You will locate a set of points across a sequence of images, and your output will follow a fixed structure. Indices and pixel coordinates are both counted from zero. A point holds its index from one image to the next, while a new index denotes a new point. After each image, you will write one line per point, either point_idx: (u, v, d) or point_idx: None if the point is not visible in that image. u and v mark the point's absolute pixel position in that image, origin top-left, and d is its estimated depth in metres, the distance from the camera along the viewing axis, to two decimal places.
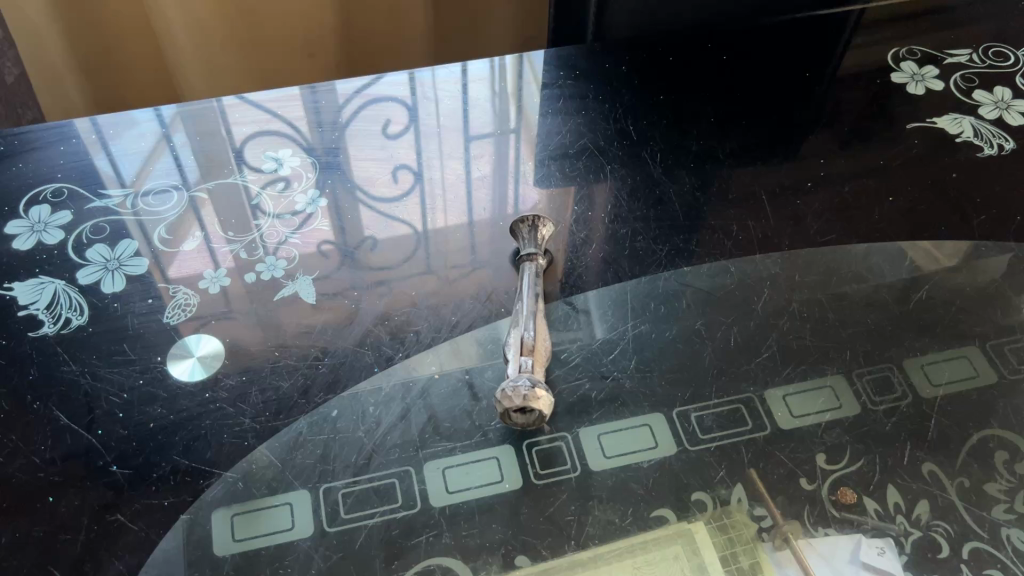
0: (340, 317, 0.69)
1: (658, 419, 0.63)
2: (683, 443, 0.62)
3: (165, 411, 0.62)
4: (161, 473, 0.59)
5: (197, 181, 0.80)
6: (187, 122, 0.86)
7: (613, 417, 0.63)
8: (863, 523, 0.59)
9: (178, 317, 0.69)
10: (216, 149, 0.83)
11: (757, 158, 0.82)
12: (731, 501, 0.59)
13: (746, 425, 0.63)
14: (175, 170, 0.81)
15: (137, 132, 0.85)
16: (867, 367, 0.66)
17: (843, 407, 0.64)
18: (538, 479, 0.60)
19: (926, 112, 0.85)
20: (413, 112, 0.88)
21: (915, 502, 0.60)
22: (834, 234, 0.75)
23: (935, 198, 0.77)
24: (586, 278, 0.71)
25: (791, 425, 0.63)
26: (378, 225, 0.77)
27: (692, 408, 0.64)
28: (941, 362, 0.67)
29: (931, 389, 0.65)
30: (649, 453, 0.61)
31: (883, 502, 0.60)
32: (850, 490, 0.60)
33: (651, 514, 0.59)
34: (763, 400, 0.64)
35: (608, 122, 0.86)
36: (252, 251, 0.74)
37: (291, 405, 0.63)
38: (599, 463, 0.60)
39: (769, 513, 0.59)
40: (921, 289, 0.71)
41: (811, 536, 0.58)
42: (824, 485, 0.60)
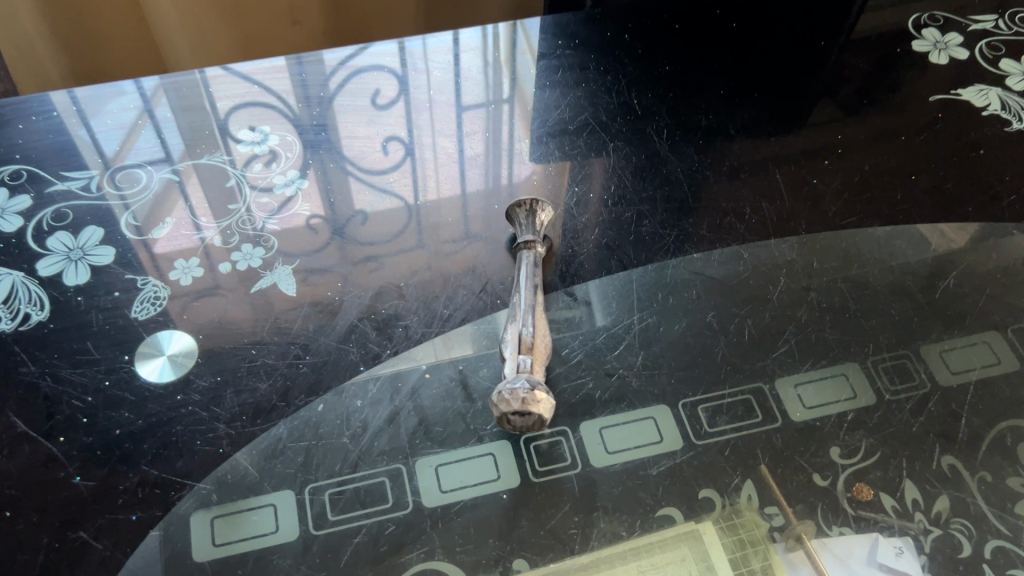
0: (322, 308, 0.64)
1: (663, 411, 0.59)
2: (689, 437, 0.58)
3: (132, 416, 0.57)
4: (128, 485, 0.54)
5: (168, 163, 0.74)
6: (170, 95, 0.80)
7: (615, 411, 0.58)
8: (882, 521, 0.55)
9: (146, 311, 0.63)
10: (188, 126, 0.77)
11: (771, 134, 0.77)
12: (740, 499, 0.55)
13: (757, 417, 0.59)
14: (146, 150, 0.75)
15: (108, 106, 0.78)
16: (886, 355, 0.62)
17: (862, 399, 0.60)
18: (537, 477, 0.56)
19: (951, 83, 0.80)
20: (403, 83, 0.82)
21: (934, 498, 0.56)
22: (855, 217, 0.70)
23: (963, 175, 0.72)
24: (588, 267, 0.66)
25: (804, 418, 0.59)
26: (364, 208, 0.72)
27: (699, 401, 0.59)
28: (963, 350, 0.62)
29: (949, 376, 0.61)
30: (654, 447, 0.57)
31: (902, 498, 0.56)
32: (867, 486, 0.56)
33: (657, 513, 0.54)
34: (776, 393, 0.60)
35: (611, 95, 0.80)
36: (227, 237, 0.69)
37: (270, 409, 0.58)
38: (600, 459, 0.56)
39: (781, 512, 0.55)
40: (948, 277, 0.66)
41: (826, 536, 0.54)
42: (838, 480, 0.56)
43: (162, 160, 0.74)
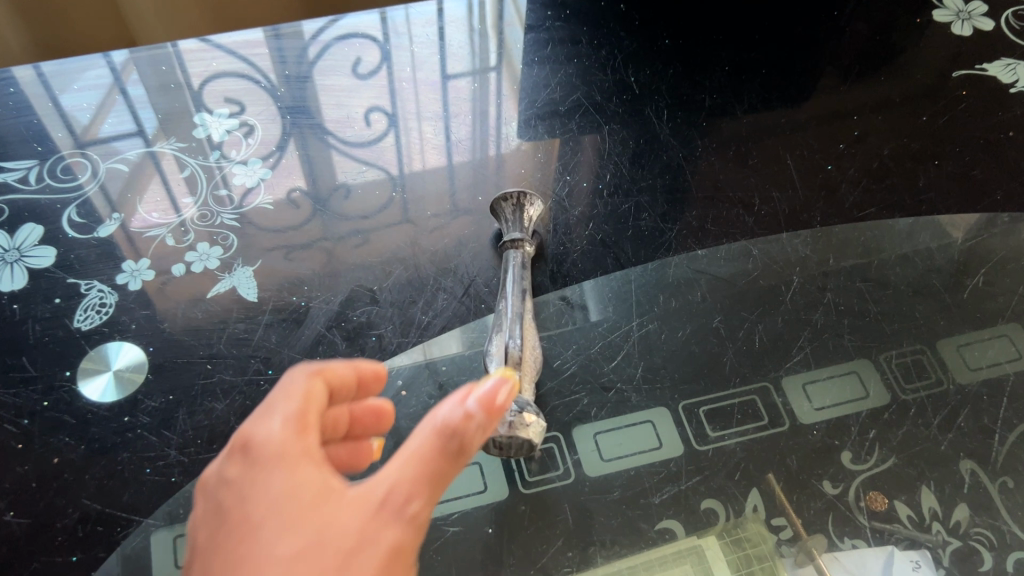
0: (287, 316, 0.58)
1: (661, 414, 0.54)
2: (690, 443, 0.53)
3: (73, 441, 0.51)
4: (67, 523, 0.48)
5: (131, 144, 0.68)
6: (142, 69, 0.72)
7: (610, 415, 0.54)
8: (897, 532, 0.50)
9: (90, 320, 0.57)
10: (153, 106, 0.70)
11: (782, 115, 0.70)
12: (745, 510, 0.50)
13: (762, 419, 0.54)
14: (106, 130, 0.68)
15: (62, 84, 0.71)
16: (897, 349, 0.57)
17: (877, 398, 0.55)
18: (526, 488, 0.51)
19: (975, 56, 0.72)
20: (379, 58, 0.75)
21: (952, 505, 0.51)
22: (873, 208, 0.63)
23: (992, 160, 0.65)
24: (581, 267, 0.60)
25: (812, 419, 0.54)
26: (335, 199, 0.65)
27: (701, 403, 0.54)
28: (981, 344, 0.57)
29: (967, 374, 0.56)
30: (652, 454, 0.52)
31: (918, 506, 0.51)
32: (880, 495, 0.51)
33: (656, 527, 0.49)
34: (782, 389, 0.55)
35: (606, 72, 0.74)
36: (180, 236, 0.62)
37: (226, 432, 0.52)
38: (595, 467, 0.52)
39: (790, 523, 0.50)
40: (978, 274, 0.60)
41: (836, 549, 0.49)
42: (850, 488, 0.51)
43: (109, 148, 0.67)
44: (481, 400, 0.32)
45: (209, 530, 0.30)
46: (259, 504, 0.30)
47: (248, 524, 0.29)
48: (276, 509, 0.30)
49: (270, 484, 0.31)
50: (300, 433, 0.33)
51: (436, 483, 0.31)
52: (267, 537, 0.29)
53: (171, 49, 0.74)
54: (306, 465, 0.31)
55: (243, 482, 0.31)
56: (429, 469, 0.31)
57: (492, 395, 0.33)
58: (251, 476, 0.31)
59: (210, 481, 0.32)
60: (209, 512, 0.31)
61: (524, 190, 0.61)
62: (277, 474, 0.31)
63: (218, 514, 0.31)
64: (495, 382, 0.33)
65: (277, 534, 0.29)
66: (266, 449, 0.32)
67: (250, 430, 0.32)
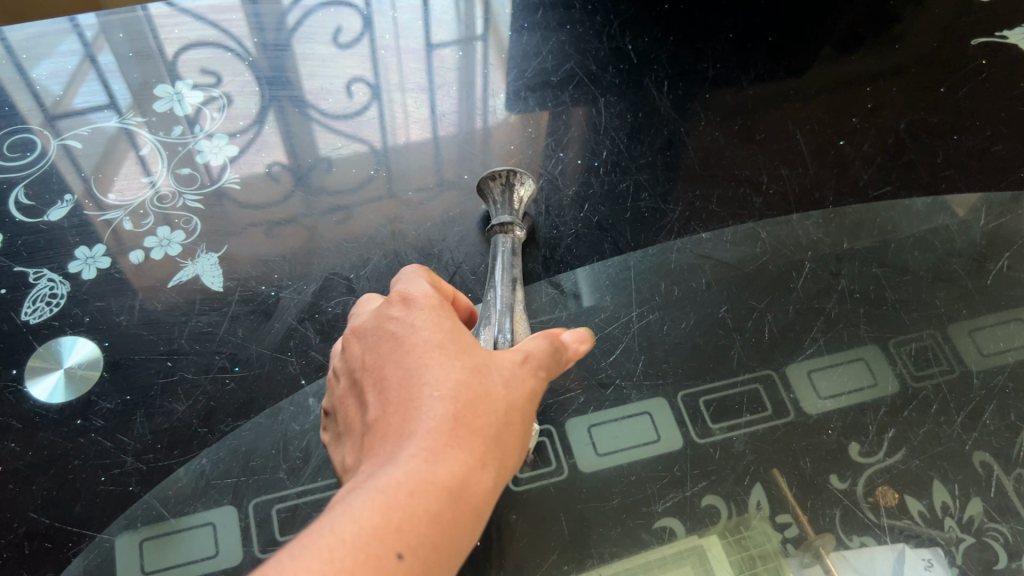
0: (255, 307, 0.53)
1: (660, 405, 0.50)
2: (689, 436, 0.49)
3: (19, 448, 0.47)
4: (12, 538, 0.44)
5: (100, 117, 0.62)
6: (114, 37, 0.66)
7: (604, 407, 0.50)
8: (910, 530, 0.46)
9: (39, 313, 0.52)
10: (127, 77, 0.64)
11: (791, 87, 0.65)
12: (748, 508, 0.46)
13: (766, 411, 0.50)
14: (72, 102, 0.63)
15: (25, 52, 0.65)
16: (910, 335, 0.53)
17: (885, 386, 0.51)
18: (517, 485, 0.47)
19: (995, 22, 0.68)
20: (361, 25, 0.69)
21: (967, 501, 0.47)
22: (889, 186, 0.59)
23: (1015, 135, 0.61)
24: (576, 252, 0.56)
25: (821, 411, 0.50)
26: (313, 172, 0.60)
27: (702, 394, 0.50)
28: (998, 329, 0.53)
29: (982, 360, 0.52)
30: (649, 448, 0.48)
31: (933, 503, 0.47)
32: (890, 490, 0.47)
33: (652, 527, 0.46)
34: (787, 379, 0.51)
35: (601, 40, 0.68)
36: (139, 219, 0.57)
37: (188, 437, 0.47)
38: (588, 462, 0.48)
39: (795, 522, 0.46)
40: (1001, 258, 0.56)
41: (845, 549, 0.45)
42: (860, 484, 0.47)
43: (62, 122, 0.62)
44: (573, 342, 0.42)
45: (378, 352, 0.37)
46: (427, 334, 0.36)
47: (421, 347, 0.36)
48: (445, 337, 0.36)
49: (433, 321, 0.37)
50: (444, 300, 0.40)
51: (555, 362, 0.40)
52: (442, 353, 0.35)
53: (142, 13, 0.68)
54: (455, 316, 0.38)
55: (406, 319, 0.38)
56: (553, 350, 0.39)
57: (578, 342, 0.42)
58: (412, 316, 0.38)
59: (366, 323, 0.39)
60: (371, 344, 0.38)
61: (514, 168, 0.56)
62: (437, 316, 0.38)
63: (384, 343, 0.37)
64: (578, 331, 0.42)
65: (448, 355, 0.35)
66: (422, 301, 0.38)
67: (405, 286, 0.40)
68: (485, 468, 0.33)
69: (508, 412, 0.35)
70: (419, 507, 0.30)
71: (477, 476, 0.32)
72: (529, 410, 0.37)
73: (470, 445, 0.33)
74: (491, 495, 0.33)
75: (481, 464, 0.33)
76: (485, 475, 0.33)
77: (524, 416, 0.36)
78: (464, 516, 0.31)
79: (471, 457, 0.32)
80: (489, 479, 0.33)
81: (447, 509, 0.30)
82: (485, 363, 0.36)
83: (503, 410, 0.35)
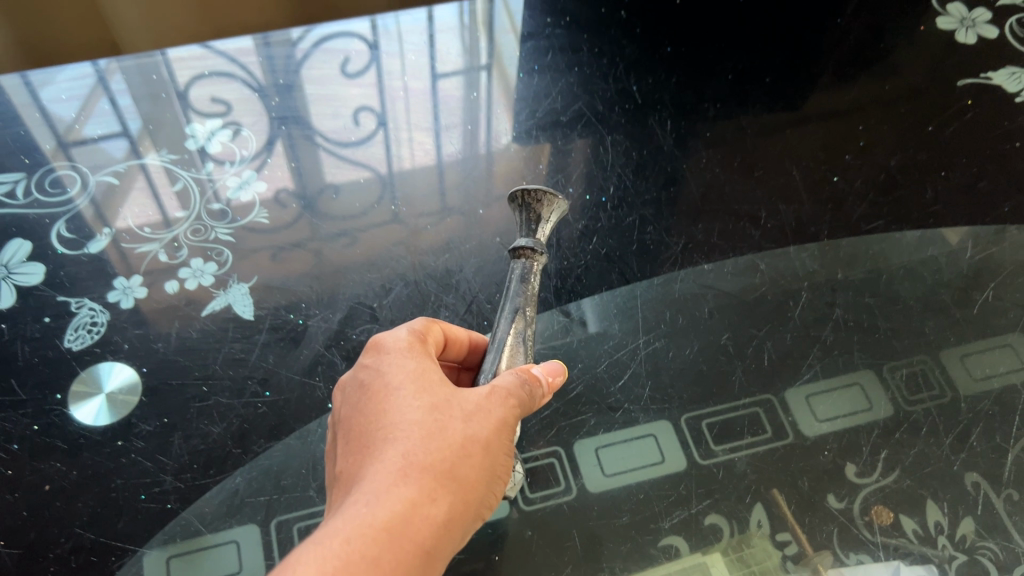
0: (284, 335, 0.56)
1: (665, 427, 0.53)
2: (693, 457, 0.52)
3: (65, 467, 0.50)
4: (59, 553, 0.47)
5: (117, 146, 0.66)
6: (129, 76, 0.70)
7: (613, 428, 0.53)
8: (904, 548, 0.49)
9: (81, 340, 0.55)
10: (141, 114, 0.68)
11: (787, 126, 0.69)
12: (750, 526, 0.49)
13: (767, 433, 0.53)
14: (94, 135, 0.67)
15: (49, 91, 0.69)
16: (904, 361, 0.56)
17: (879, 410, 0.54)
18: (528, 505, 0.50)
19: (980, 64, 0.71)
20: (373, 69, 0.73)
21: (959, 520, 0.50)
22: (882, 220, 0.63)
23: (999, 172, 0.64)
24: (585, 282, 0.59)
25: (817, 433, 0.53)
26: (329, 204, 0.64)
27: (706, 417, 0.54)
28: (987, 355, 0.56)
29: (972, 385, 0.55)
30: (654, 469, 0.51)
31: (926, 522, 0.50)
32: (886, 509, 0.50)
33: (659, 545, 0.48)
34: (786, 403, 0.54)
35: (608, 82, 0.72)
36: (174, 251, 0.60)
37: (223, 457, 0.50)
38: (597, 483, 0.51)
39: (795, 539, 0.49)
40: (986, 289, 0.59)
41: (842, 565, 0.48)
42: (856, 504, 0.50)
43: (82, 154, 0.65)
44: (549, 374, 0.45)
45: (354, 399, 0.42)
46: (391, 379, 0.41)
47: (387, 391, 0.41)
48: (407, 380, 0.41)
49: (399, 365, 0.42)
50: (421, 344, 0.44)
51: (529, 396, 0.42)
52: (403, 396, 0.40)
53: (160, 57, 0.72)
54: (424, 358, 0.43)
55: (376, 365, 0.43)
56: (524, 382, 0.42)
57: (552, 374, 0.45)
58: (382, 363, 0.43)
59: (346, 376, 0.44)
60: (349, 393, 0.43)
61: (543, 190, 0.53)
62: (404, 360, 0.42)
63: (360, 389, 0.42)
64: (552, 365, 0.46)
65: (410, 397, 0.40)
66: (392, 348, 0.43)
67: (382, 336, 0.45)
68: (436, 502, 0.36)
69: (465, 445, 0.38)
70: (357, 549, 0.33)
71: (424, 510, 0.35)
72: (496, 442, 0.39)
73: (416, 482, 0.36)
74: (443, 528, 0.36)
75: (430, 499, 0.36)
76: (435, 509, 0.36)
77: (488, 449, 0.39)
78: (408, 552, 0.34)
79: (417, 493, 0.36)
80: (439, 513, 0.36)
81: (388, 547, 0.33)
82: (444, 402, 0.39)
83: (458, 445, 0.38)
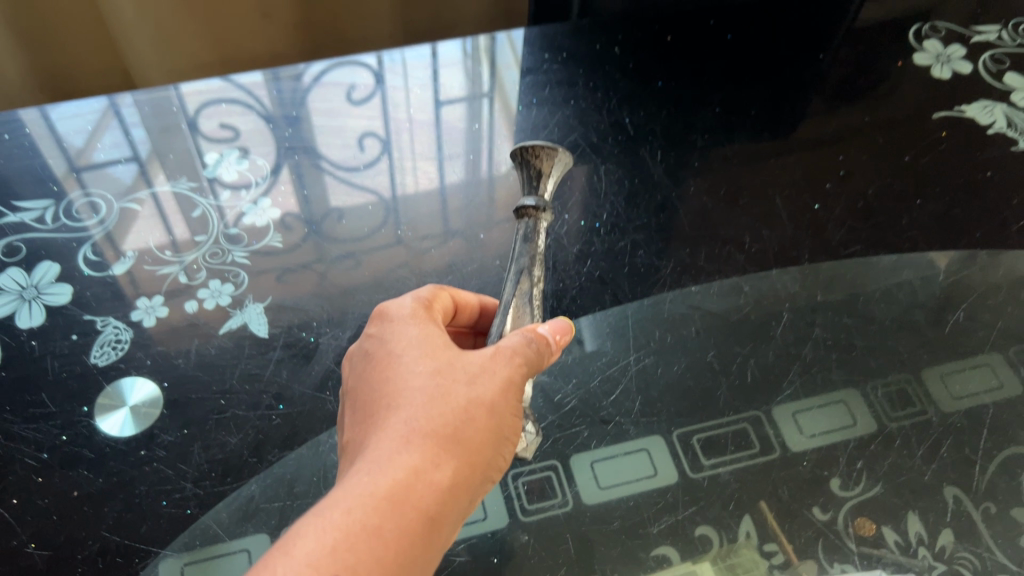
0: (297, 351, 0.60)
1: (657, 442, 0.56)
2: (685, 471, 0.55)
3: (92, 475, 0.53)
4: (86, 554, 0.50)
5: (138, 175, 0.70)
6: (145, 110, 0.74)
7: (609, 443, 0.56)
8: (885, 557, 0.52)
9: (106, 356, 0.59)
10: (155, 147, 0.72)
11: (772, 155, 0.73)
12: (738, 537, 0.52)
13: (754, 448, 0.56)
14: (115, 165, 0.71)
15: (70, 124, 0.73)
16: (884, 379, 0.59)
17: (862, 426, 0.57)
18: (527, 516, 0.53)
19: (954, 98, 0.75)
20: (379, 100, 0.77)
21: (936, 530, 0.53)
22: (859, 245, 0.66)
23: (971, 200, 0.68)
24: (580, 303, 0.63)
25: (803, 447, 0.56)
26: (338, 218, 0.68)
27: (695, 432, 0.57)
28: (963, 373, 0.60)
29: (951, 403, 0.58)
30: (647, 481, 0.55)
31: (906, 532, 0.53)
32: (869, 521, 0.53)
33: (651, 554, 0.51)
34: (773, 419, 0.58)
35: (602, 114, 0.76)
36: (193, 273, 0.64)
37: (240, 466, 0.54)
38: (593, 495, 0.54)
39: (781, 549, 0.52)
40: (958, 310, 0.63)
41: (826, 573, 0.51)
42: (839, 515, 0.53)
43: (104, 183, 0.69)
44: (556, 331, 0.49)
45: (361, 370, 0.46)
46: (396, 349, 0.45)
47: (393, 360, 0.45)
48: (412, 349, 0.45)
49: (404, 335, 0.46)
50: (427, 315, 0.49)
51: (537, 354, 0.46)
52: (408, 364, 0.44)
53: (173, 92, 0.76)
54: (429, 326, 0.47)
55: (382, 336, 0.47)
56: (531, 341, 0.46)
57: (559, 331, 0.49)
58: (390, 334, 0.47)
59: (355, 350, 0.48)
60: (358, 363, 0.47)
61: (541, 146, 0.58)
62: (408, 330, 0.47)
63: (368, 359, 0.46)
64: (558, 321, 0.49)
65: (416, 365, 0.44)
66: (396, 317, 0.48)
67: (388, 306, 0.49)
68: (439, 467, 0.39)
69: (468, 408, 0.41)
70: (362, 516, 0.36)
71: (429, 475, 0.39)
72: (499, 403, 0.43)
73: (420, 449, 0.39)
74: (447, 490, 0.39)
75: (433, 464, 0.39)
76: (439, 474, 0.39)
77: (492, 410, 0.42)
78: (410, 518, 0.37)
79: (421, 459, 0.39)
80: (443, 477, 0.39)
81: (391, 515, 0.36)
82: (448, 368, 0.43)
83: (461, 409, 0.41)
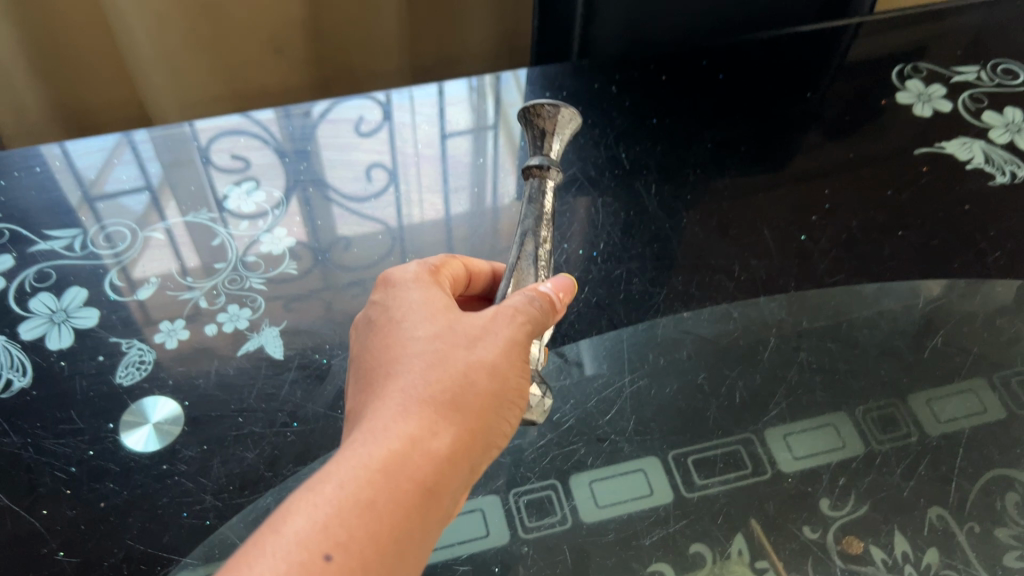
0: (310, 372, 0.63)
1: (654, 464, 0.59)
2: (681, 492, 0.58)
3: (117, 487, 0.57)
4: (113, 562, 0.53)
5: (159, 206, 0.74)
6: (164, 146, 0.78)
7: (607, 465, 0.59)
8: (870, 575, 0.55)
9: (131, 376, 0.62)
10: (174, 182, 0.76)
11: (761, 188, 0.77)
12: (731, 554, 0.55)
13: (747, 469, 0.59)
14: (137, 196, 0.75)
15: (93, 158, 0.77)
16: (870, 404, 0.63)
17: (851, 449, 0.60)
18: (527, 533, 0.56)
19: (934, 135, 0.79)
20: (386, 134, 0.81)
21: (918, 547, 0.56)
22: (843, 274, 0.70)
23: (950, 232, 0.72)
24: (578, 327, 0.67)
25: (793, 469, 0.59)
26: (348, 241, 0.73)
27: (690, 455, 0.60)
28: (947, 399, 0.63)
29: (937, 427, 0.61)
30: (645, 501, 0.58)
31: (891, 550, 0.56)
32: (857, 540, 0.56)
33: (647, 570, 0.54)
34: (764, 441, 0.61)
35: (600, 149, 0.80)
36: (213, 298, 0.68)
37: (256, 479, 0.57)
38: (592, 514, 0.57)
39: (772, 566, 0.55)
40: (936, 336, 0.66)
41: None
42: (828, 534, 0.56)
43: (128, 215, 0.73)
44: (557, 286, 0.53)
45: (366, 338, 0.50)
46: (399, 316, 0.49)
47: (395, 326, 0.49)
48: (415, 314, 0.49)
49: (409, 301, 0.50)
50: (431, 282, 0.53)
51: (540, 312, 0.50)
52: (411, 330, 0.48)
53: (188, 128, 0.80)
54: (434, 291, 0.52)
55: (387, 301, 0.51)
56: (534, 299, 0.50)
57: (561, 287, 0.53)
58: (395, 298, 0.51)
59: (360, 320, 0.52)
60: (364, 330, 0.51)
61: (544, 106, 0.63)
62: (411, 297, 0.51)
63: (373, 326, 0.50)
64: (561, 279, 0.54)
65: (418, 333, 0.47)
66: (399, 283, 0.52)
67: (392, 273, 0.53)
68: (437, 437, 0.42)
69: (467, 372, 0.45)
70: (353, 488, 0.39)
71: (426, 443, 0.42)
72: (500, 364, 0.46)
73: (418, 417, 0.43)
74: (445, 455, 0.42)
75: (430, 432, 0.42)
76: (437, 443, 0.42)
77: (492, 374, 0.46)
78: (404, 488, 0.40)
79: (419, 427, 0.42)
80: (440, 444, 0.42)
81: (385, 486, 0.40)
82: (450, 333, 0.47)
83: (460, 375, 0.45)
